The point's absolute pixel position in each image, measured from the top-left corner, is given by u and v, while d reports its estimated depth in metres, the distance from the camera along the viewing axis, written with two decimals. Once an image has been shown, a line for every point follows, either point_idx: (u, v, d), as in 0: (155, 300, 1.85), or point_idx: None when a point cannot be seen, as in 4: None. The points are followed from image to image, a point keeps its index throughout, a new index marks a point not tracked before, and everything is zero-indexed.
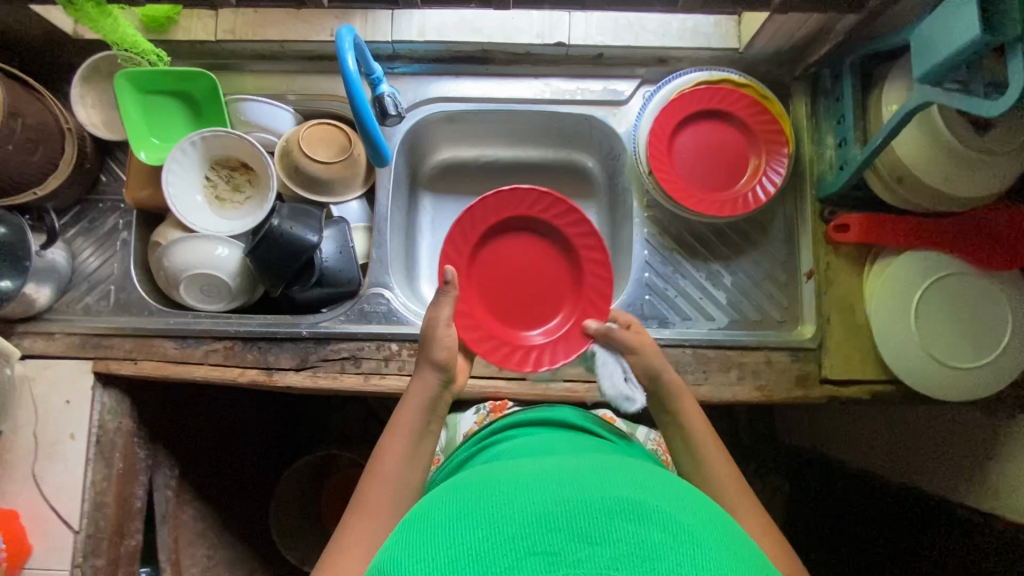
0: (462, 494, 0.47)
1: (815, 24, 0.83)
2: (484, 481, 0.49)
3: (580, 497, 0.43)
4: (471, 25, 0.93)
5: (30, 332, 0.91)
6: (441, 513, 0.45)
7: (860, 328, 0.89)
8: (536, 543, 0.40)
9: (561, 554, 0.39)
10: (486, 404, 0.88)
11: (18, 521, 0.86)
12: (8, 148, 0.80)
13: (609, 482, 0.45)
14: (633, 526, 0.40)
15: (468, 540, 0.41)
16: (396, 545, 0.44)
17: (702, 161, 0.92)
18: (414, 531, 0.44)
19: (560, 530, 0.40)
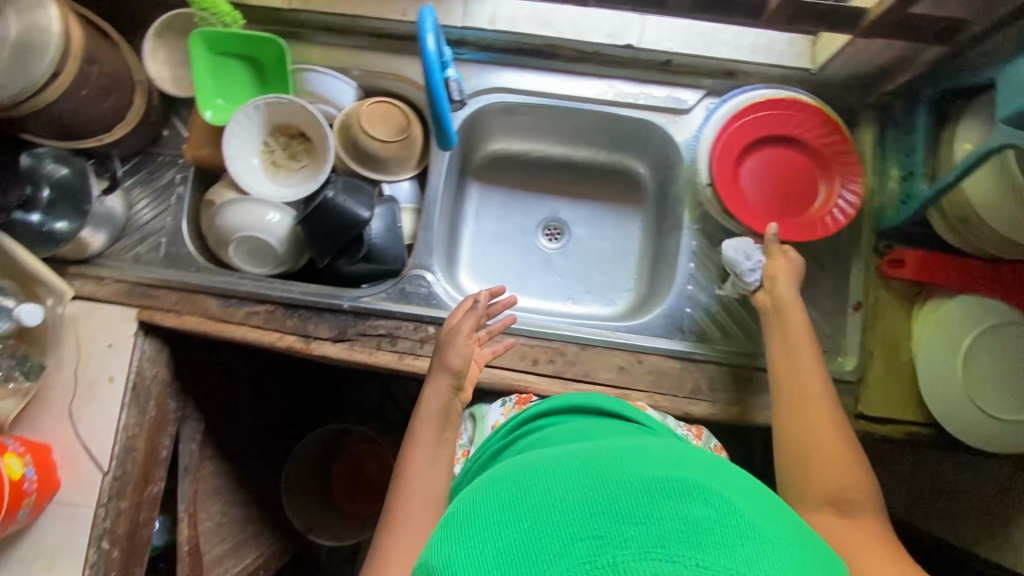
0: (497, 485, 0.46)
1: (896, 52, 0.81)
2: (519, 469, 0.47)
3: (618, 479, 0.41)
4: (543, 18, 0.93)
5: (81, 274, 0.93)
6: (480, 508, 0.44)
7: (903, 367, 0.88)
8: (581, 528, 0.38)
9: (609, 535, 0.38)
10: (513, 397, 0.85)
11: (50, 456, 0.88)
12: (82, 94, 0.82)
13: (644, 460, 0.44)
14: (675, 503, 0.39)
15: (513, 533, 0.40)
16: (439, 545, 0.43)
17: (773, 171, 0.90)
18: (454, 530, 0.43)
19: (603, 513, 0.39)
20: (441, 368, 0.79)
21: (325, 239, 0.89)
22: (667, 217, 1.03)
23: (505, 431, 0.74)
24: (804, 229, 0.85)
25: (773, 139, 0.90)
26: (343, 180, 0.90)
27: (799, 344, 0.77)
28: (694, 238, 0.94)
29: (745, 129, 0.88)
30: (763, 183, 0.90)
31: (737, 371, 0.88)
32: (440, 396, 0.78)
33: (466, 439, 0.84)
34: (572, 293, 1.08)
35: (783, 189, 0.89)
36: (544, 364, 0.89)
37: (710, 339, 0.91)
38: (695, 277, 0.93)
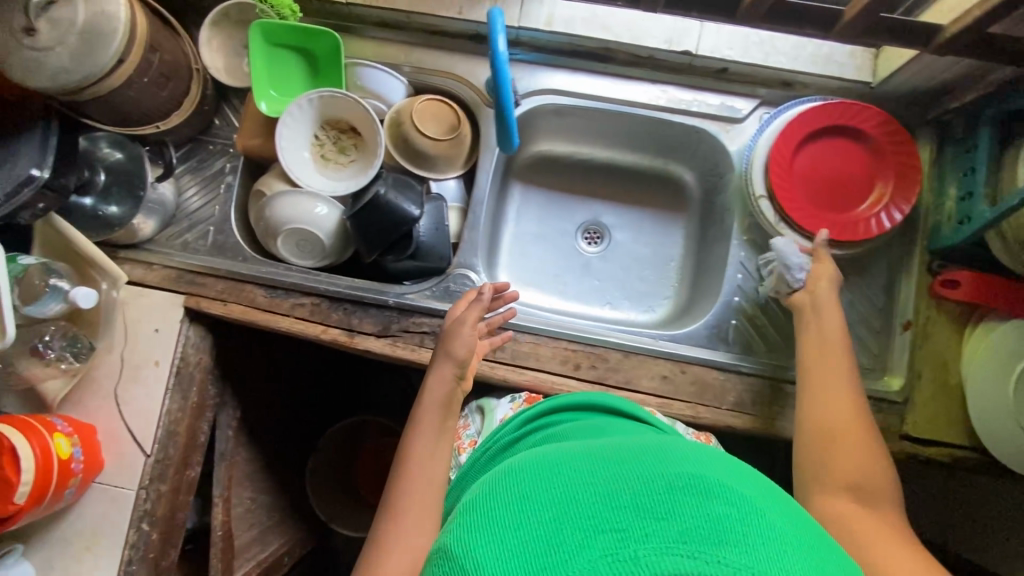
0: (521, 478, 0.47)
1: (964, 69, 0.80)
2: (541, 465, 0.49)
3: (640, 478, 0.43)
4: (600, 21, 0.92)
5: (130, 259, 0.94)
6: (503, 499, 0.45)
7: (952, 389, 0.86)
8: (603, 522, 0.39)
9: (630, 529, 0.38)
10: (523, 393, 0.85)
11: (95, 437, 0.89)
12: (143, 81, 0.83)
13: (663, 461, 0.45)
14: (697, 502, 0.40)
15: (536, 523, 0.41)
16: (462, 533, 0.44)
17: (829, 164, 0.88)
18: (477, 520, 0.44)
19: (626, 508, 0.40)
20: (446, 357, 0.78)
21: (373, 237, 0.89)
22: (712, 226, 1.02)
23: (517, 420, 0.71)
24: (845, 234, 0.85)
25: (840, 137, 0.89)
26: (393, 178, 0.91)
27: (832, 355, 0.75)
28: (742, 248, 0.93)
29: (794, 135, 0.87)
30: (820, 173, 0.89)
31: (781, 386, 0.88)
32: (441, 384, 0.76)
33: (474, 429, 0.85)
34: (609, 298, 1.07)
35: (836, 184, 0.88)
36: (586, 369, 0.89)
37: (754, 352, 0.90)
38: (742, 289, 0.92)
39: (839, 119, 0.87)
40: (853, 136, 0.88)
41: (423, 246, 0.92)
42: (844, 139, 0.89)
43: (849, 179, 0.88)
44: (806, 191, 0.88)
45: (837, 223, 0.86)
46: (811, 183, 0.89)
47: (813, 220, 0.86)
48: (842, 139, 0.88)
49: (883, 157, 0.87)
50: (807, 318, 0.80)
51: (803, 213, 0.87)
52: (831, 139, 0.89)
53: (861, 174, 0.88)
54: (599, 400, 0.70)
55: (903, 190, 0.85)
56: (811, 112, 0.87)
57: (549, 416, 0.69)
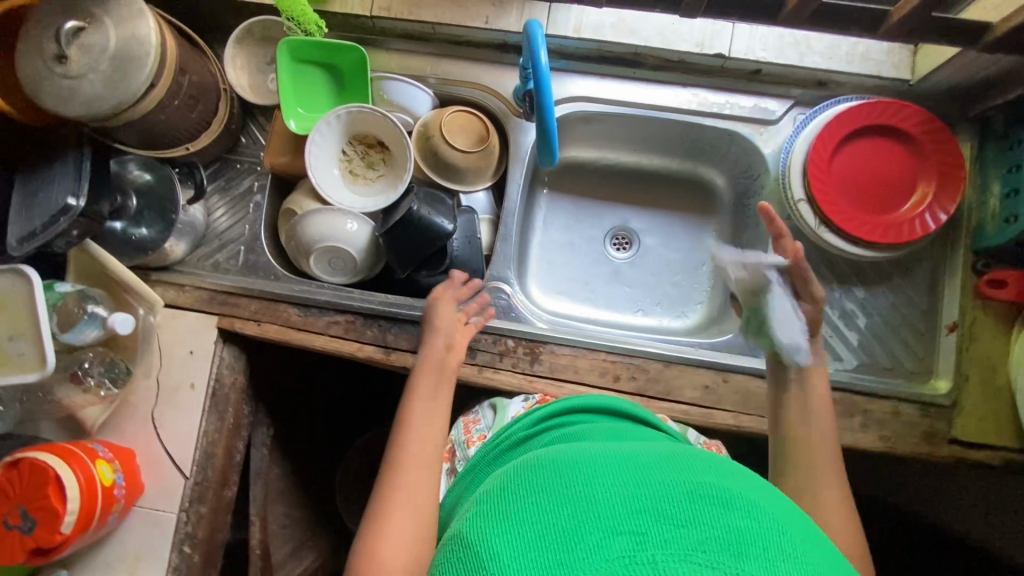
0: (538, 474, 0.47)
1: (1010, 65, 0.78)
2: (558, 461, 0.48)
3: (661, 482, 0.42)
4: (629, 27, 0.91)
5: (162, 281, 0.94)
6: (520, 492, 0.45)
7: (1001, 390, 0.84)
8: (622, 524, 0.39)
9: (649, 533, 0.38)
10: (537, 394, 0.84)
11: (134, 460, 0.89)
12: (174, 104, 0.82)
13: (683, 468, 0.45)
14: (719, 511, 0.40)
15: (553, 520, 0.41)
16: (476, 523, 0.44)
17: (869, 165, 0.87)
18: (493, 512, 0.44)
19: (646, 511, 0.40)
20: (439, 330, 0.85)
21: (407, 253, 0.89)
22: (746, 230, 1.00)
23: (530, 418, 0.68)
24: (889, 236, 0.84)
25: (880, 137, 0.87)
26: (425, 192, 0.90)
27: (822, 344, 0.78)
28: None
29: (831, 138, 0.86)
30: (859, 174, 0.87)
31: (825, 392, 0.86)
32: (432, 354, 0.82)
33: (484, 424, 0.83)
34: (642, 305, 1.05)
35: (876, 185, 0.87)
36: (626, 381, 0.87)
37: None
38: None
39: (879, 119, 0.85)
40: (893, 135, 0.86)
41: (456, 261, 0.93)
42: (884, 139, 0.87)
43: (889, 180, 0.86)
44: (845, 193, 0.87)
45: (877, 225, 0.84)
46: (850, 185, 0.87)
47: (854, 222, 0.85)
48: (882, 138, 0.87)
49: (925, 157, 0.85)
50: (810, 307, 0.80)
51: (844, 215, 0.85)
52: (870, 139, 0.87)
53: (902, 174, 0.86)
54: (615, 405, 0.69)
55: (947, 189, 0.83)
56: (851, 113, 0.85)
57: (562, 413, 0.68)
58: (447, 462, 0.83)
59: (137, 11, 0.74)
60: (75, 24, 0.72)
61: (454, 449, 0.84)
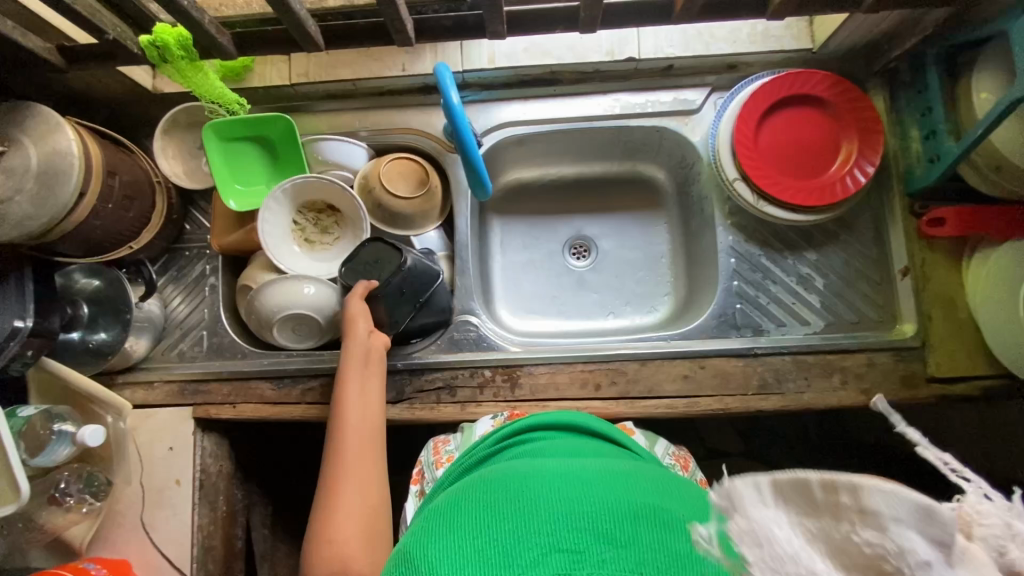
0: (487, 493, 0.48)
1: (898, 19, 0.82)
2: (509, 477, 0.50)
3: (605, 502, 0.44)
4: (540, 48, 0.94)
5: (130, 382, 0.92)
6: (470, 507, 0.47)
7: (963, 323, 0.87)
8: (562, 541, 0.42)
9: (587, 551, 0.41)
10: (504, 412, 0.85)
11: (131, 570, 0.86)
12: (109, 207, 0.82)
13: (633, 487, 0.47)
14: (658, 532, 0.42)
15: (497, 540, 0.42)
16: (429, 539, 0.45)
17: (791, 135, 0.90)
18: (444, 527, 0.46)
19: (586, 530, 0.42)
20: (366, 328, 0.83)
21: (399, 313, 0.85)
22: (693, 217, 1.02)
23: (495, 436, 0.69)
24: (824, 198, 0.87)
25: (794, 107, 0.90)
26: (372, 248, 0.83)
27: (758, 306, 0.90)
28: (729, 233, 0.94)
29: (751, 117, 0.89)
30: (784, 146, 0.90)
31: (800, 358, 0.88)
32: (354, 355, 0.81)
33: (454, 445, 0.81)
34: (611, 308, 1.06)
35: (802, 152, 0.90)
36: (607, 387, 0.88)
37: (765, 331, 0.90)
38: (739, 272, 0.93)
39: (790, 90, 0.88)
40: (807, 102, 0.90)
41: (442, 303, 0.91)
42: (798, 108, 0.90)
43: (813, 145, 0.89)
44: (775, 167, 0.90)
45: (812, 190, 0.87)
46: (778, 159, 0.90)
47: (790, 193, 0.87)
48: (796, 108, 0.90)
49: (841, 117, 0.89)
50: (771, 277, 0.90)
51: (778, 188, 0.88)
52: (786, 109, 0.90)
53: (824, 137, 0.90)
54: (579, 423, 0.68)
55: (868, 144, 0.87)
56: (765, 89, 0.89)
57: (525, 430, 0.68)
58: (415, 484, 0.81)
59: (53, 126, 0.74)
60: None
61: (421, 471, 0.82)
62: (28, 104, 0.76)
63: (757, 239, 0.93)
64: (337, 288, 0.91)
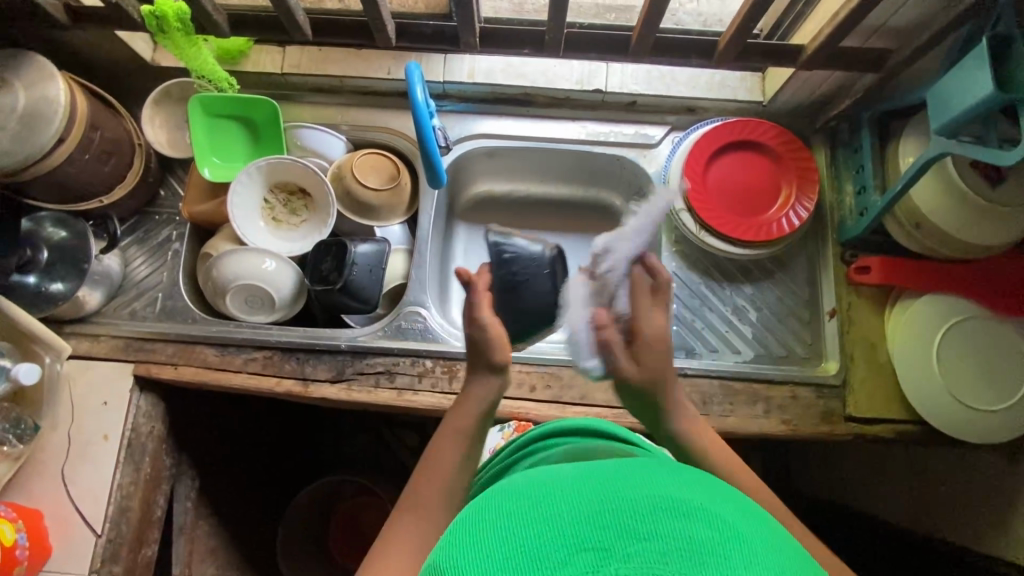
0: (503, 494, 0.43)
1: (836, 81, 0.91)
2: (527, 480, 0.45)
3: (629, 495, 0.40)
4: (517, 71, 1.02)
5: (77, 333, 0.94)
6: (486, 511, 0.42)
7: (883, 367, 0.92)
8: (587, 539, 0.37)
9: (613, 548, 0.36)
10: (512, 422, 0.88)
11: (41, 522, 0.85)
12: (85, 157, 0.85)
13: (657, 481, 0.42)
14: (680, 522, 0.37)
15: (520, 543, 0.38)
16: (449, 547, 0.40)
17: (737, 175, 0.97)
18: (461, 529, 0.41)
19: (606, 525, 0.37)
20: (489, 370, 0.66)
21: (532, 323, 0.78)
22: None
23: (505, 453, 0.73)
24: (762, 235, 0.93)
25: (743, 150, 0.98)
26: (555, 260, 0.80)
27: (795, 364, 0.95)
28: (674, 259, 0.99)
29: (702, 155, 0.96)
30: (730, 184, 0.97)
31: (728, 383, 0.92)
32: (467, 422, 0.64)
33: None
34: None
35: (746, 192, 0.97)
36: (541, 390, 0.91)
37: (698, 354, 0.95)
38: (679, 297, 0.98)
39: (739, 134, 0.96)
40: (753, 146, 0.97)
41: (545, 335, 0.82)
42: (745, 151, 0.98)
43: (755, 186, 0.96)
44: (718, 203, 0.96)
45: (751, 227, 0.94)
46: (722, 195, 0.97)
47: (731, 227, 0.94)
48: (744, 150, 0.98)
49: (783, 164, 0.96)
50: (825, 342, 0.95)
51: (720, 221, 0.94)
52: (734, 151, 0.98)
53: (767, 180, 0.97)
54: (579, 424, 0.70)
55: (805, 191, 0.94)
56: (716, 130, 0.96)
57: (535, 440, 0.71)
58: None
59: (46, 75, 0.80)
60: None
61: None
62: (25, 54, 0.81)
63: (698, 268, 0.99)
64: (295, 267, 0.96)
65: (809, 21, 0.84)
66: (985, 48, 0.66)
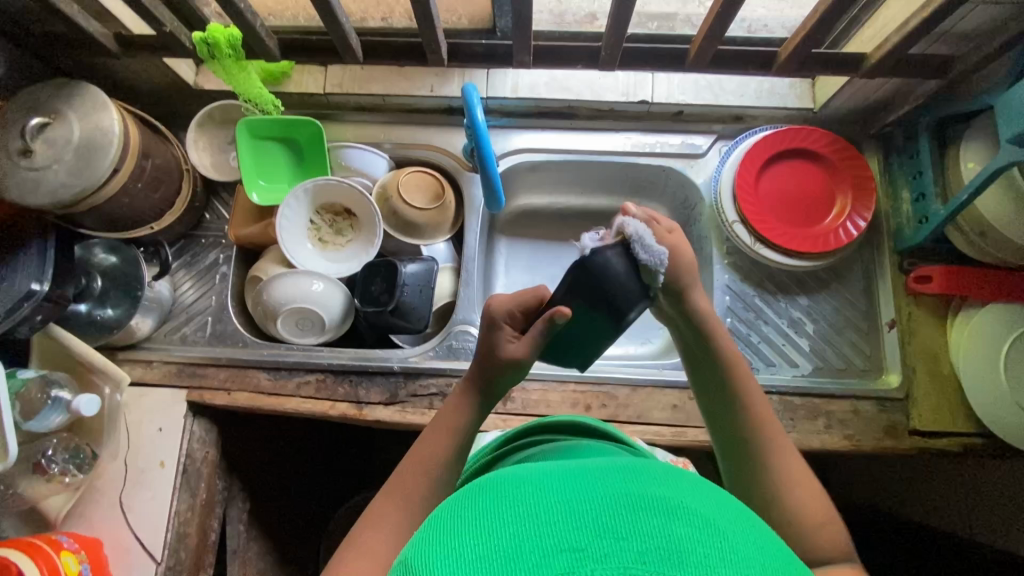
0: (478, 490, 0.41)
1: (893, 87, 0.89)
2: (502, 477, 0.43)
3: (603, 493, 0.38)
4: (561, 84, 1.00)
5: (129, 359, 0.94)
6: (460, 513, 0.39)
7: (947, 378, 0.90)
8: (562, 540, 0.35)
9: (588, 548, 0.34)
10: None
11: (102, 550, 0.85)
12: (137, 186, 0.86)
13: (631, 476, 0.40)
14: (659, 521, 0.36)
15: (493, 543, 0.35)
16: (420, 549, 0.37)
17: (789, 186, 0.95)
18: (438, 526, 0.39)
19: (584, 525, 0.35)
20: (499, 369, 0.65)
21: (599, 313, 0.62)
22: None
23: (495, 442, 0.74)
24: (818, 246, 0.91)
25: (794, 158, 0.96)
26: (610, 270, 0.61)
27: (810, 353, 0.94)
28: (725, 271, 0.97)
29: (753, 164, 0.94)
30: (782, 195, 0.95)
31: (786, 398, 0.90)
32: (456, 413, 0.66)
33: None
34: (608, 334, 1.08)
35: (799, 203, 0.95)
36: (597, 409, 0.89)
37: (755, 369, 0.93)
38: (733, 310, 0.96)
39: (790, 143, 0.94)
40: (805, 155, 0.95)
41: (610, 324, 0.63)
42: (795, 161, 0.96)
43: (809, 197, 0.95)
44: (771, 215, 0.95)
45: (806, 238, 0.92)
46: (774, 207, 0.95)
47: (787, 241, 0.92)
48: (794, 160, 0.96)
49: (837, 173, 0.94)
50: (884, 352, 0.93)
51: (775, 235, 0.92)
52: (785, 160, 0.96)
53: (820, 189, 0.95)
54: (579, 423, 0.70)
55: (862, 200, 0.92)
56: (768, 139, 0.94)
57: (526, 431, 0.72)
58: None
59: (99, 105, 0.80)
60: (40, 121, 0.78)
61: None
62: (78, 84, 0.81)
63: (751, 280, 0.97)
64: (342, 288, 0.95)
65: (867, 28, 0.82)
66: None
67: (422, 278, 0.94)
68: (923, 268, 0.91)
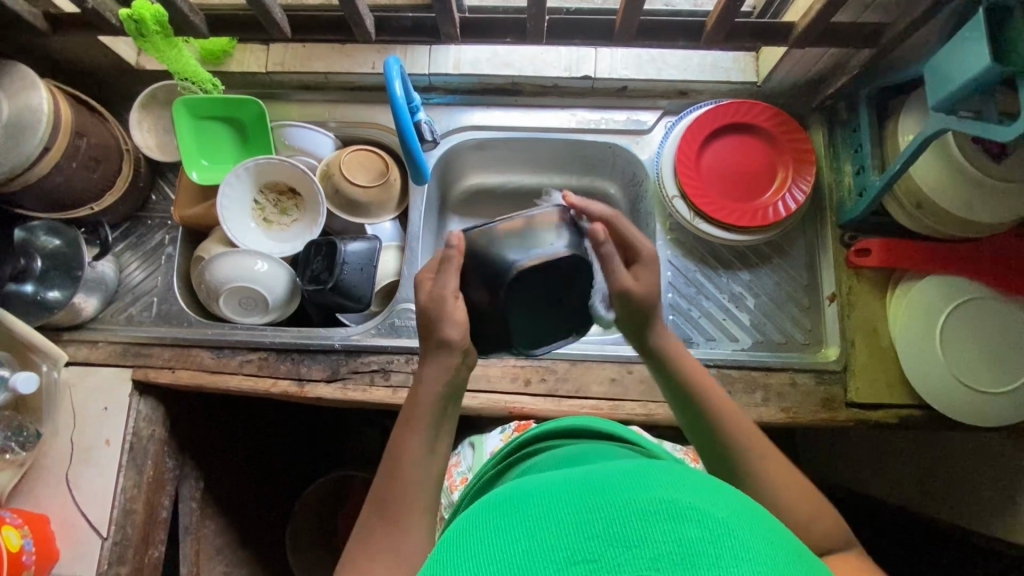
0: (490, 511, 0.42)
1: (830, 59, 0.88)
2: (516, 495, 0.43)
3: (613, 500, 0.38)
4: (503, 60, 0.99)
5: (75, 339, 0.95)
6: (476, 533, 0.39)
7: (885, 351, 0.90)
8: (577, 552, 0.35)
9: (603, 558, 0.34)
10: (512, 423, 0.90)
11: (48, 527, 0.86)
12: (72, 165, 0.86)
13: (642, 480, 0.40)
14: (668, 526, 0.35)
15: (512, 561, 0.35)
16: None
17: (730, 161, 0.95)
18: (453, 548, 0.39)
19: (596, 535, 0.35)
20: (439, 347, 0.60)
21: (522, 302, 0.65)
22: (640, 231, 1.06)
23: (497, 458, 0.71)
24: (756, 220, 0.92)
25: (738, 132, 0.96)
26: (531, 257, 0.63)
27: (753, 329, 0.94)
28: (668, 247, 0.98)
29: (694, 141, 0.94)
30: (724, 170, 0.95)
31: (725, 372, 0.90)
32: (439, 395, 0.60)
33: (465, 465, 0.89)
34: None
35: (739, 178, 0.95)
36: (536, 383, 0.90)
37: (695, 344, 0.93)
38: (675, 285, 0.96)
39: (732, 116, 0.94)
40: (746, 128, 0.95)
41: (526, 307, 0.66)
42: (736, 134, 0.96)
43: (748, 172, 0.95)
44: (711, 190, 0.95)
45: (742, 212, 0.93)
46: (715, 182, 0.95)
47: (726, 216, 0.92)
48: (736, 134, 0.96)
49: (778, 146, 0.95)
50: (824, 325, 0.93)
51: (713, 209, 0.93)
52: (727, 135, 0.96)
53: (761, 163, 0.95)
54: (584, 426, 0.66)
55: (802, 173, 0.92)
56: (710, 115, 0.94)
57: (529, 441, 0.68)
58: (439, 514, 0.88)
59: (29, 84, 0.80)
60: None
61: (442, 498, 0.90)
62: (9, 63, 0.82)
63: (694, 256, 0.97)
64: (287, 267, 0.95)
65: None
66: (982, 18, 0.63)
67: (360, 255, 0.94)
68: (862, 241, 0.90)
